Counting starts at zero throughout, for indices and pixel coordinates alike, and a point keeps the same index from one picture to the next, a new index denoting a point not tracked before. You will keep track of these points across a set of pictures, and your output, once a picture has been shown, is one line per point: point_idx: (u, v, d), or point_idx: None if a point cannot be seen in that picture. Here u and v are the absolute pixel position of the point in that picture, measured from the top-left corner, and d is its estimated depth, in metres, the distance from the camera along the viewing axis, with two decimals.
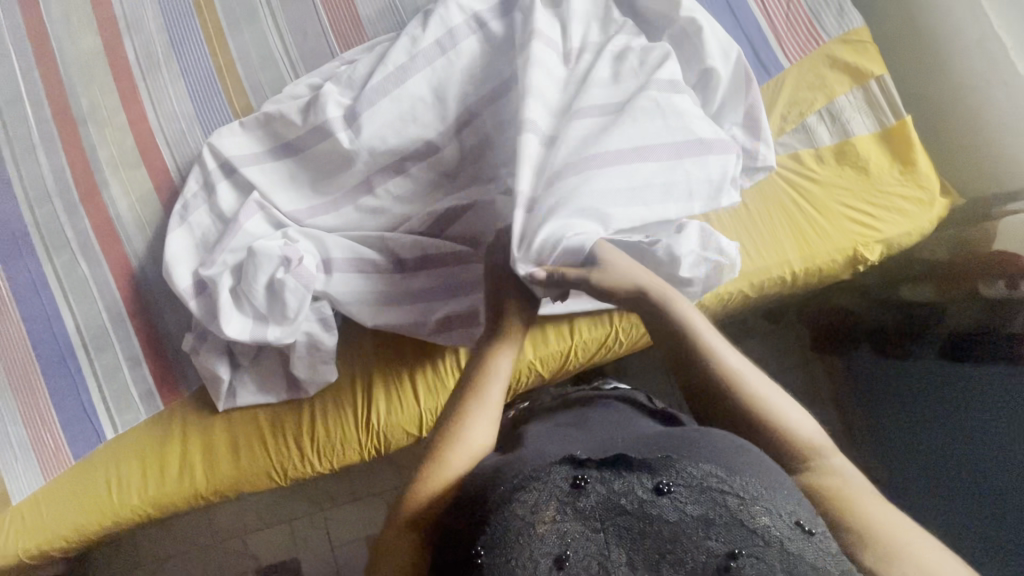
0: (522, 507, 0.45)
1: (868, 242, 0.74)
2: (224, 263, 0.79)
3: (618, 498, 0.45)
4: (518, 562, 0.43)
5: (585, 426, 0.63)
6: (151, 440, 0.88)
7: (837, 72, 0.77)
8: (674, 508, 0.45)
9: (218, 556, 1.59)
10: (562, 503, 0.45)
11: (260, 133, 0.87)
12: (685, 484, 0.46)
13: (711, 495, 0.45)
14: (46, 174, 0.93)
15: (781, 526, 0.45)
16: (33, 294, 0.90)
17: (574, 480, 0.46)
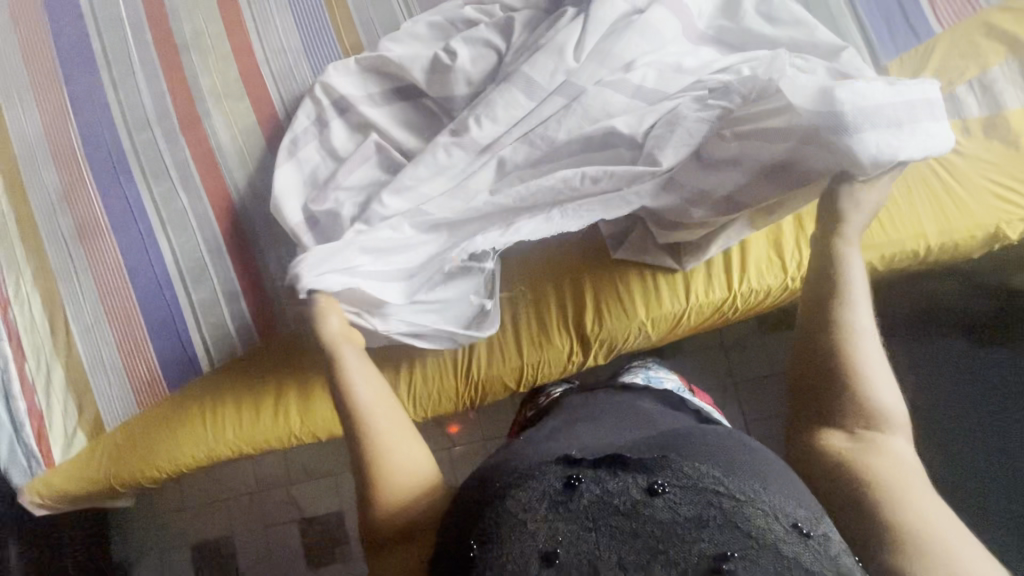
0: (514, 504, 0.44)
1: (1011, 219, 0.71)
2: (337, 200, 0.80)
3: (611, 498, 0.42)
4: (509, 556, 0.41)
5: (600, 420, 0.60)
6: (250, 376, 0.89)
7: (993, 41, 0.74)
8: (667, 509, 0.42)
9: (262, 504, 1.60)
10: (553, 502, 0.43)
11: (376, 74, 0.86)
12: (680, 483, 0.43)
13: (706, 497, 0.42)
14: (146, 100, 0.91)
15: (779, 528, 0.42)
16: (130, 221, 0.89)
17: (568, 478, 0.44)
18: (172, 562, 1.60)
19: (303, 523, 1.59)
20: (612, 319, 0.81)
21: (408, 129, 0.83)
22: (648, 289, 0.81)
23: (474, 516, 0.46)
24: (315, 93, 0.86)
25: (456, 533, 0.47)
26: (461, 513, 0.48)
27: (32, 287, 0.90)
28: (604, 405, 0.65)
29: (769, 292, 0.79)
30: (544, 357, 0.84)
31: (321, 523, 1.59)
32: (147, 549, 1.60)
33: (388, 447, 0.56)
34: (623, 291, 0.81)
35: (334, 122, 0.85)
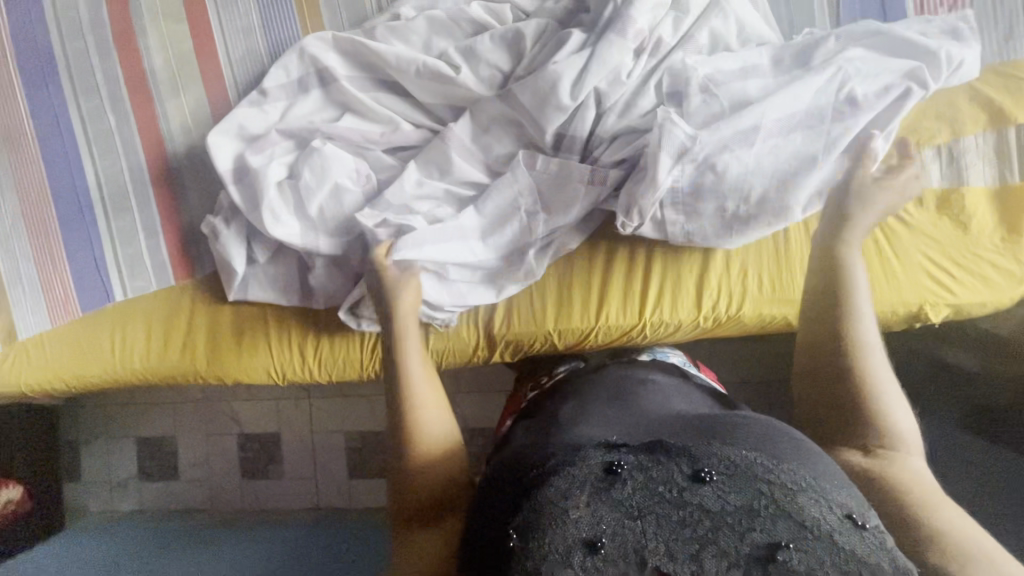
0: (552, 492, 0.39)
1: (937, 303, 0.68)
2: (274, 155, 0.77)
3: (656, 485, 0.38)
4: (549, 548, 0.37)
5: (618, 401, 0.55)
6: (160, 310, 0.88)
7: (976, 107, 0.67)
8: (716, 498, 0.37)
9: (204, 414, 1.67)
10: (595, 490, 0.38)
11: (354, 51, 0.77)
12: (728, 472, 0.38)
13: (756, 485, 0.37)
14: (80, 4, 0.84)
15: (829, 516, 0.37)
16: (55, 135, 0.86)
17: (607, 465, 0.39)
18: (115, 452, 1.69)
19: (241, 438, 1.66)
20: (520, 321, 0.79)
21: (370, 122, 0.77)
22: (562, 296, 0.79)
23: (510, 505, 0.42)
24: (298, 49, 0.78)
25: (504, 501, 0.43)
26: (505, 493, 0.44)
27: None
28: (608, 386, 0.58)
29: (681, 326, 0.77)
30: (448, 347, 0.82)
31: (257, 440, 1.65)
32: (94, 435, 1.69)
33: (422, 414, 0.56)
34: (536, 293, 0.79)
35: (307, 92, 0.78)
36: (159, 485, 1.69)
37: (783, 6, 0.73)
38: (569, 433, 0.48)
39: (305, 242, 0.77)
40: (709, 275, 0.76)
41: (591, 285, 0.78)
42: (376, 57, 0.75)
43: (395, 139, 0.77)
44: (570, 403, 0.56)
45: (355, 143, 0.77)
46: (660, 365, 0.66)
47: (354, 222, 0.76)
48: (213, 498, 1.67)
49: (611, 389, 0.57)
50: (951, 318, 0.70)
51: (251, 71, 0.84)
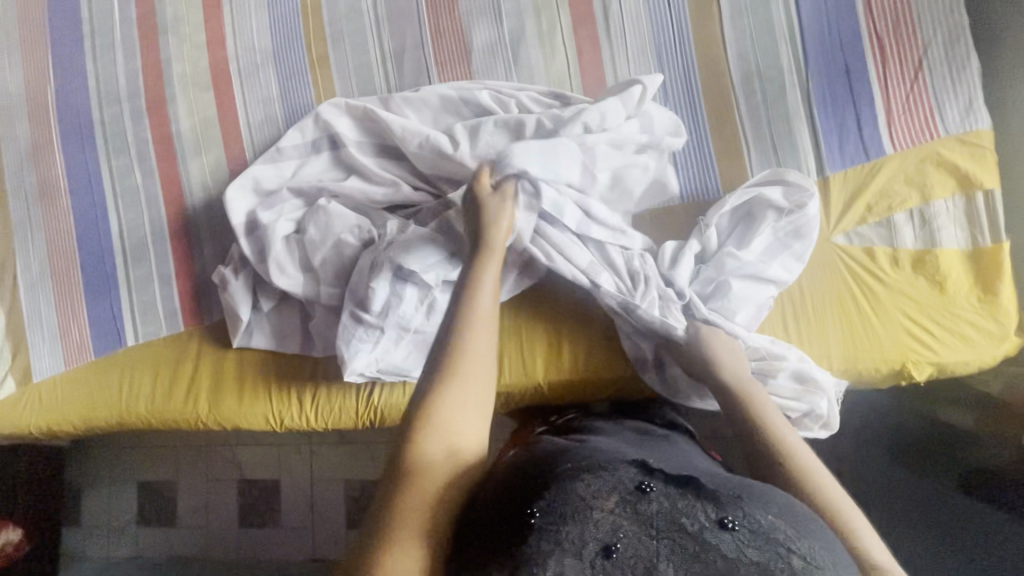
0: (582, 487, 0.40)
1: (918, 360, 0.69)
2: (283, 210, 0.82)
3: (680, 516, 0.38)
4: (566, 539, 0.37)
5: (641, 443, 0.57)
6: (164, 356, 0.91)
7: (944, 172, 0.71)
8: (733, 545, 0.37)
9: (206, 458, 1.68)
10: (623, 499, 0.39)
11: (360, 117, 0.84)
12: (751, 526, 0.38)
13: (776, 548, 0.37)
14: (121, 76, 0.94)
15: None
16: (86, 190, 0.93)
17: (641, 483, 0.41)
18: (117, 495, 1.69)
19: (241, 484, 1.66)
20: (511, 372, 0.81)
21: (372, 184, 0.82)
22: (551, 349, 0.81)
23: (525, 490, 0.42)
24: (311, 116, 0.86)
25: (524, 486, 0.43)
26: (513, 486, 0.44)
27: None
28: (633, 432, 0.60)
29: None
30: None
31: (257, 487, 1.65)
32: (98, 477, 1.70)
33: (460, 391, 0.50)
34: (525, 346, 0.81)
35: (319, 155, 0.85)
36: (157, 531, 1.68)
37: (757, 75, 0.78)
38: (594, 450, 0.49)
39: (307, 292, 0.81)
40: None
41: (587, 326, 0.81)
42: (382, 122, 0.82)
43: (395, 197, 0.82)
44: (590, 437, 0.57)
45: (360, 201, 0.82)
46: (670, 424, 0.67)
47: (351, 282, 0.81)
48: (209, 545, 1.66)
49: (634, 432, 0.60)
50: (935, 376, 0.70)
51: (268, 135, 0.91)
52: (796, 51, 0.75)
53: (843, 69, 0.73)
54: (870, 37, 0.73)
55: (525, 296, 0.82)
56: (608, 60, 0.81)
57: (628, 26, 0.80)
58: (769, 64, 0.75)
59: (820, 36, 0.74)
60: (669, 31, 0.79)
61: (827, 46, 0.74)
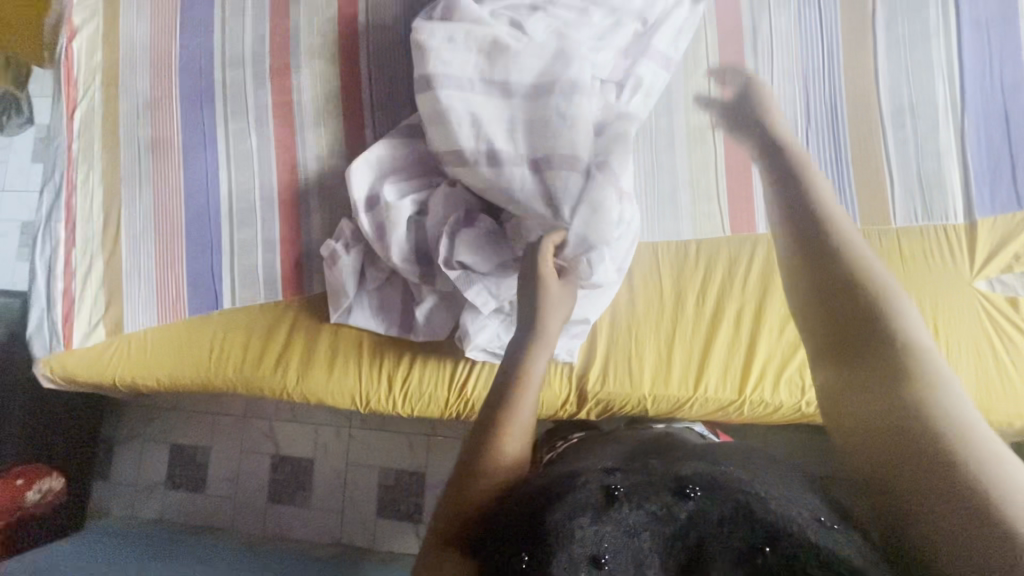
0: (554, 511, 0.37)
1: None
2: (405, 190, 0.82)
3: (647, 503, 0.35)
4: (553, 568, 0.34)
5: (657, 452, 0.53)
6: (259, 323, 0.91)
7: None
8: (698, 514, 0.34)
9: (244, 428, 1.67)
10: (594, 510, 0.36)
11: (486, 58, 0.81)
12: (712, 484, 0.35)
13: (733, 496, 0.34)
14: (247, 39, 0.94)
15: (815, 525, 0.31)
16: (199, 147, 0.93)
17: (605, 487, 0.37)
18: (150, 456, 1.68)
19: (275, 459, 1.65)
20: (615, 381, 0.80)
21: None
22: (661, 363, 0.79)
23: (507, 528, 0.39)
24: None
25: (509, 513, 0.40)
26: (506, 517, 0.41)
27: (99, 181, 0.95)
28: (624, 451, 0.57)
29: (778, 408, 0.78)
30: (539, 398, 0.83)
31: (291, 463, 1.64)
32: (133, 434, 1.69)
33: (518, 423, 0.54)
34: (635, 358, 0.80)
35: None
36: (186, 496, 1.66)
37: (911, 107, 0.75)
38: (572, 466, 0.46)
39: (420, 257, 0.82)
40: (794, 359, 0.77)
41: (704, 347, 0.79)
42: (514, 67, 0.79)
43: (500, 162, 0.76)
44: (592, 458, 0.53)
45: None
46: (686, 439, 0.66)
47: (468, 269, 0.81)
48: (237, 517, 1.64)
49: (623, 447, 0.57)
50: None
51: (390, 115, 0.90)
52: (953, 89, 0.73)
53: (1000, 112, 0.72)
54: None
55: (639, 306, 0.81)
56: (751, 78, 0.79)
57: (776, 47, 0.79)
58: (922, 100, 0.74)
59: (979, 78, 0.73)
60: (820, 56, 0.78)
61: (987, 89, 0.73)
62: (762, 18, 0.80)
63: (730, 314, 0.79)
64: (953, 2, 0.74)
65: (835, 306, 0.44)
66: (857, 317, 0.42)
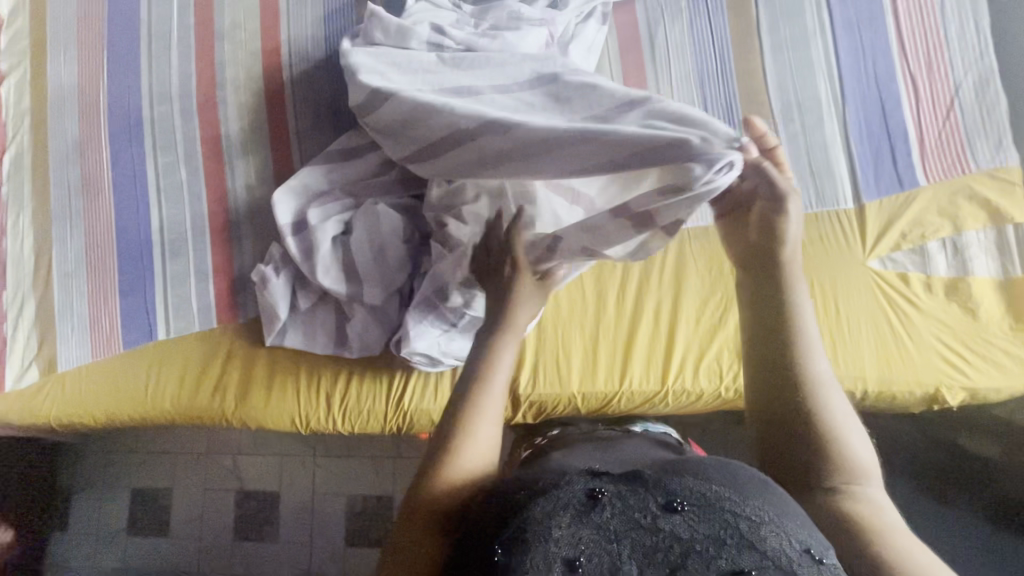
0: (538, 513, 0.41)
1: (951, 383, 0.71)
2: (329, 213, 0.84)
3: (633, 512, 0.40)
4: (530, 566, 0.38)
5: (611, 461, 0.58)
6: (195, 352, 0.91)
7: (975, 206, 0.74)
8: (685, 527, 0.39)
9: (206, 468, 1.64)
10: (577, 513, 0.40)
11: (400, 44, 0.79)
12: (698, 501, 0.40)
13: (722, 516, 0.39)
14: (174, 76, 0.96)
15: (800, 554, 0.38)
16: (129, 183, 0.95)
17: (591, 491, 0.41)
18: (105, 504, 1.63)
19: (239, 495, 1.61)
20: (545, 383, 0.81)
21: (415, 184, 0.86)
22: (587, 361, 0.82)
23: (491, 519, 0.44)
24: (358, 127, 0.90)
25: (487, 511, 0.45)
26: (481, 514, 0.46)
27: (29, 223, 0.96)
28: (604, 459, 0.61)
29: (702, 396, 0.80)
30: None
31: (256, 497, 1.61)
32: (89, 482, 1.64)
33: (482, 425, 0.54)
34: (561, 358, 0.82)
35: (361, 159, 0.87)
36: (147, 541, 1.61)
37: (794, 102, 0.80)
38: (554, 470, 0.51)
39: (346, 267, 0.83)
40: (711, 347, 0.81)
41: (626, 342, 0.82)
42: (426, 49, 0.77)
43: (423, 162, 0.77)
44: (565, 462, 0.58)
45: (399, 201, 0.85)
46: (653, 437, 0.69)
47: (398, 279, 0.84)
48: (202, 559, 1.60)
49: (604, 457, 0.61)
50: (968, 401, 0.73)
51: (315, 140, 0.93)
52: (833, 84, 0.79)
53: (878, 101, 0.77)
54: (904, 77, 0.77)
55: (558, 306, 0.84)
56: (652, 84, 0.84)
57: (671, 54, 0.84)
58: (806, 96, 0.79)
59: (855, 73, 0.78)
60: (712, 61, 0.83)
61: (863, 83, 0.78)
62: (657, 30, 0.85)
63: (650, 308, 0.82)
64: (824, 5, 0.80)
65: (766, 380, 0.53)
66: (786, 396, 0.52)
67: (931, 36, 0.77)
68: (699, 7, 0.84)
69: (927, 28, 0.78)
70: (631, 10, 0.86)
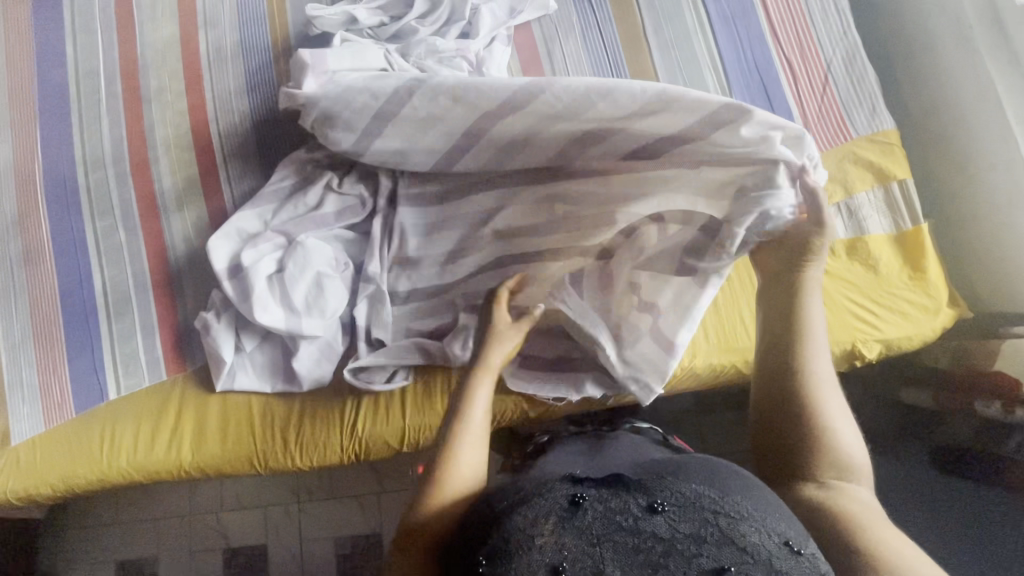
0: (519, 522, 0.44)
1: (864, 338, 0.76)
2: (262, 252, 0.86)
3: (614, 515, 0.43)
4: (516, 572, 0.42)
5: (594, 452, 0.61)
6: (148, 406, 0.92)
7: (861, 169, 0.83)
8: (667, 526, 0.43)
9: (175, 536, 1.41)
10: (559, 518, 0.43)
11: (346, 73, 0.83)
12: (679, 502, 0.44)
13: (703, 514, 0.44)
14: (105, 143, 1.00)
15: (777, 549, 0.43)
16: (69, 250, 0.97)
17: (572, 497, 0.45)
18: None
19: (227, 554, 1.40)
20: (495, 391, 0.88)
21: (348, 212, 0.89)
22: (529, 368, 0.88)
23: (482, 531, 0.47)
24: (288, 169, 0.94)
25: (477, 525, 0.48)
26: (473, 530, 0.48)
27: None
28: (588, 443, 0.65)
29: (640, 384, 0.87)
30: (424, 420, 0.90)
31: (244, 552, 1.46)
32: None
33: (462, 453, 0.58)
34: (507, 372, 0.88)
35: (293, 198, 0.90)
36: None
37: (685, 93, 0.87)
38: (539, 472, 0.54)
39: (288, 304, 0.84)
40: None
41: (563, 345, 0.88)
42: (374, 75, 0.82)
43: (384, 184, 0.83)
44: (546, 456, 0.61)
45: (330, 232, 0.88)
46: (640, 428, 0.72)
47: (336, 307, 0.85)
48: None
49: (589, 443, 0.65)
50: (884, 353, 0.78)
51: (248, 186, 0.97)
52: (719, 76, 0.87)
53: (762, 85, 0.86)
54: (781, 62, 0.87)
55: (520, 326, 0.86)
56: None
57: (568, 65, 0.90)
58: (696, 89, 0.86)
59: (737, 62, 0.87)
60: (607, 67, 0.89)
61: (747, 71, 0.87)
62: (553, 45, 0.91)
63: None
64: (702, 8, 0.90)
65: (777, 387, 0.61)
66: (789, 405, 0.60)
67: (800, 27, 0.89)
68: (590, 22, 0.91)
69: (795, 19, 0.89)
70: (528, 31, 0.92)
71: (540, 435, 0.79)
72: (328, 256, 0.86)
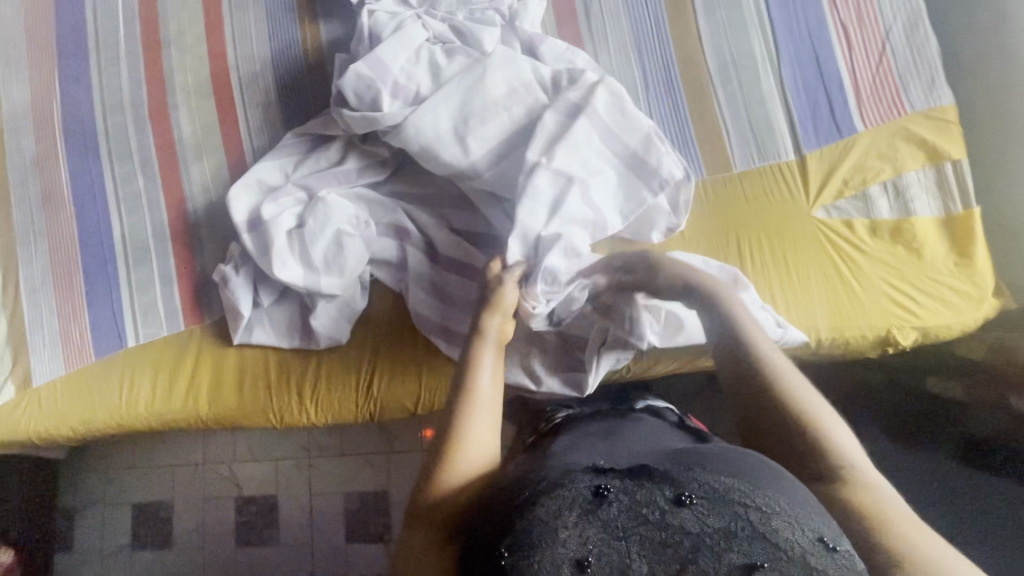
0: (542, 514, 0.42)
1: (901, 324, 0.73)
2: (282, 206, 0.84)
3: (641, 507, 0.42)
4: (539, 565, 0.40)
5: (615, 435, 0.60)
6: (166, 355, 0.92)
7: (911, 146, 0.79)
8: (695, 520, 0.41)
9: (188, 482, 1.45)
10: (583, 511, 0.42)
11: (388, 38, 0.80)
12: (707, 495, 0.43)
13: (732, 509, 0.42)
14: (123, 86, 0.97)
15: (812, 547, 0.41)
16: (88, 195, 0.96)
17: (595, 489, 0.43)
18: (100, 526, 1.45)
19: (239, 502, 1.43)
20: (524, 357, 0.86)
21: (370, 169, 0.86)
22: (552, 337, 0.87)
23: (495, 519, 0.45)
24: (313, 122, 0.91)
25: (492, 512, 0.46)
26: (488, 511, 0.46)
27: None
28: (601, 426, 0.63)
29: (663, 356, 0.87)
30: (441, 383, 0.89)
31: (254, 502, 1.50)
32: None
33: (472, 428, 0.56)
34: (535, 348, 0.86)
35: (315, 152, 0.88)
36: None
37: (728, 58, 0.83)
38: (557, 458, 0.52)
39: (310, 263, 0.83)
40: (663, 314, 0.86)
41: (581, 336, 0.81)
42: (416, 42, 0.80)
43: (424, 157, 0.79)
44: (562, 438, 0.60)
45: (351, 189, 0.86)
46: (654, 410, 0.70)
47: (353, 265, 0.83)
48: None
49: (602, 424, 0.64)
50: (920, 341, 0.76)
51: (269, 137, 0.95)
52: (767, 40, 0.82)
53: (811, 53, 0.82)
54: (835, 27, 0.83)
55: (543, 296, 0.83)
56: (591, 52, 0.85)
57: (607, 21, 0.85)
58: (741, 56, 0.82)
59: (788, 27, 0.83)
60: (648, 25, 0.84)
61: (797, 37, 0.82)
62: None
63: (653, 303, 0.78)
64: None
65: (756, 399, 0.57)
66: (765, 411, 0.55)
67: None
68: None
69: None
70: None
71: (559, 408, 0.78)
72: (350, 212, 0.84)
